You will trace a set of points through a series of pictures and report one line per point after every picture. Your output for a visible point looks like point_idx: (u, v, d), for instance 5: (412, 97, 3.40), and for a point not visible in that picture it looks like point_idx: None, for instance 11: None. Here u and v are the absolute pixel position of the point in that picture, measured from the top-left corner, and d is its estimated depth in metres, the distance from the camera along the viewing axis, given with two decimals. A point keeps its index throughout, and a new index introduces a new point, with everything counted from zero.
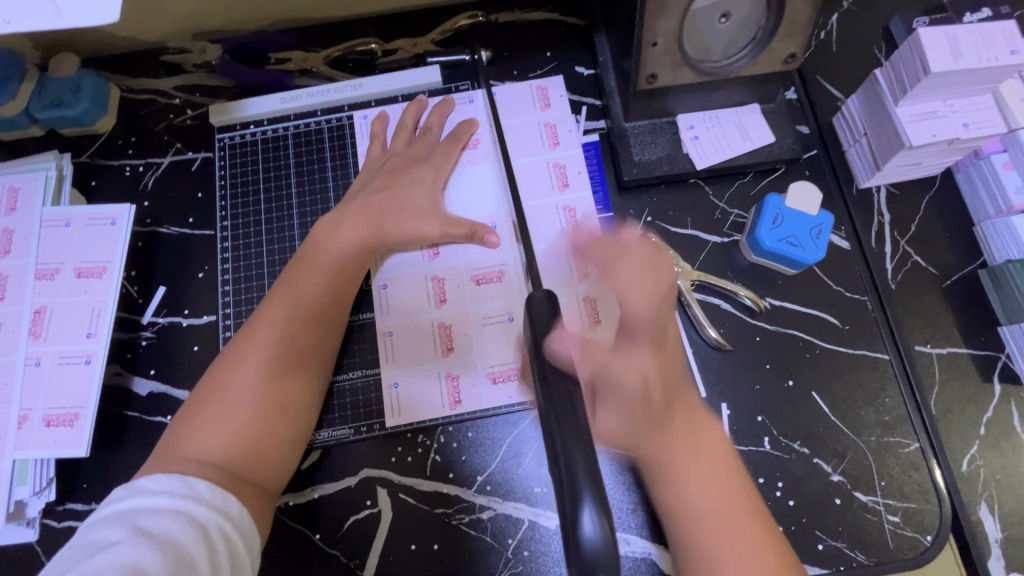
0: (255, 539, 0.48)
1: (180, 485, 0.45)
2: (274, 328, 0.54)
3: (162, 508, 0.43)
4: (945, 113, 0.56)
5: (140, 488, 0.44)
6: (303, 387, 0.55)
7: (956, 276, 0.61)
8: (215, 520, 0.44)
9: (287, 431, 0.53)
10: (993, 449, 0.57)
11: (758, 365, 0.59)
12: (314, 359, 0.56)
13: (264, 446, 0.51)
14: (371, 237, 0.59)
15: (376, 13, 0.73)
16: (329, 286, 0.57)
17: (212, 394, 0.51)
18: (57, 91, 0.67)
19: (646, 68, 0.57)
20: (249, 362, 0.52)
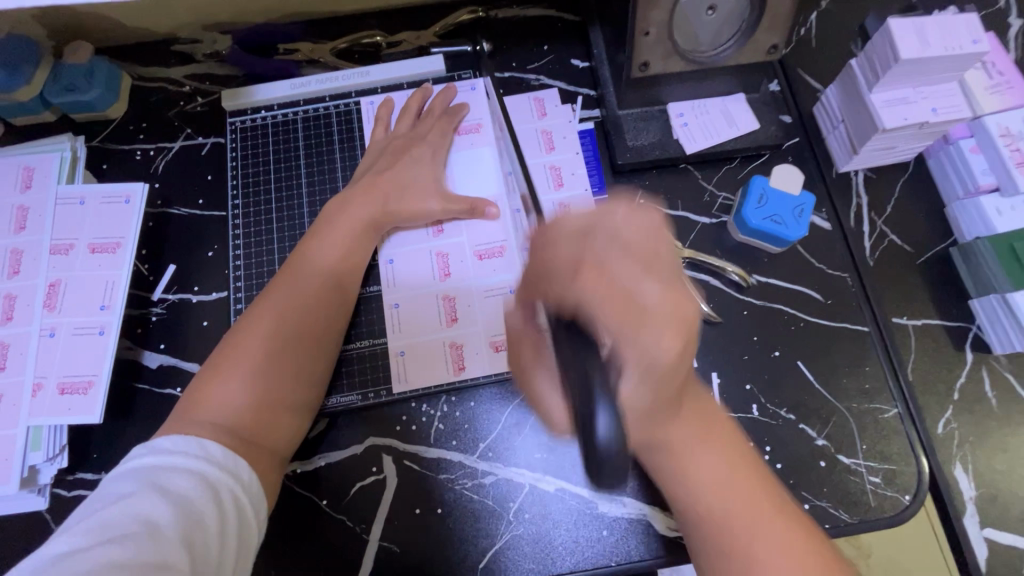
0: (264, 503, 0.49)
1: (194, 445, 0.46)
2: (285, 300, 0.57)
3: (177, 467, 0.45)
4: (914, 99, 0.61)
5: (156, 446, 0.46)
6: (312, 356, 0.57)
7: (929, 253, 0.65)
8: (226, 482, 0.46)
9: (298, 399, 0.55)
10: (966, 414, 0.60)
11: (745, 337, 0.63)
12: (324, 330, 0.58)
13: (274, 412, 0.53)
14: (376, 215, 0.62)
15: (381, 7, 0.76)
16: (337, 261, 0.60)
17: (226, 362, 0.53)
18: (70, 77, 0.69)
19: (638, 57, 0.61)
20: (263, 331, 0.55)
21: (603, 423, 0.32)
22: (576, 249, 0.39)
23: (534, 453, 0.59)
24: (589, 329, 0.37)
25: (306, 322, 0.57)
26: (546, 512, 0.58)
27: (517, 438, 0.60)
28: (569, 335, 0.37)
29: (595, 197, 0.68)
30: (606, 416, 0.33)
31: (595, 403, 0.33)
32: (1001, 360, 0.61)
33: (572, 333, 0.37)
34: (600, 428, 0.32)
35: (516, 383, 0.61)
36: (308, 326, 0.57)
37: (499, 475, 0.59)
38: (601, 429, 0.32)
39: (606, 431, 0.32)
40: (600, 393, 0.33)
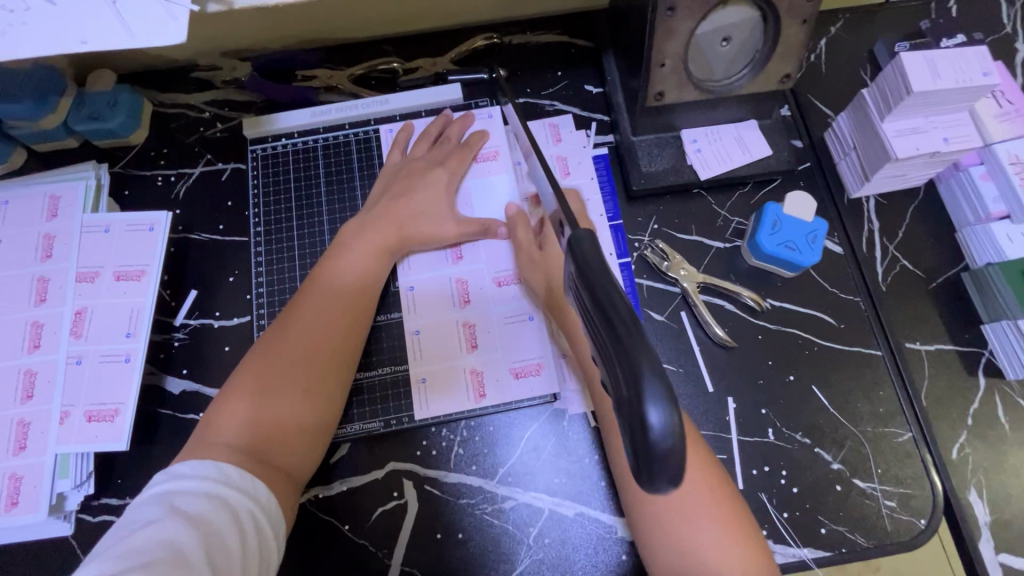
0: (282, 523, 0.50)
1: (213, 469, 0.47)
2: (298, 323, 0.58)
3: (197, 491, 0.46)
4: (926, 128, 0.62)
5: (176, 473, 0.47)
6: (328, 380, 0.57)
7: (941, 277, 0.66)
8: (245, 503, 0.47)
9: (311, 422, 0.56)
10: (979, 438, 0.61)
11: (760, 362, 0.63)
12: (338, 352, 0.58)
13: (287, 434, 0.54)
14: (390, 240, 0.63)
15: (398, 34, 0.77)
16: (352, 287, 0.61)
17: (240, 384, 0.54)
18: (94, 105, 0.70)
19: (653, 86, 0.62)
20: (275, 353, 0.56)
21: (656, 418, 0.29)
22: (605, 274, 0.34)
23: (553, 478, 0.60)
24: (619, 301, 0.32)
25: (321, 346, 0.57)
26: (565, 536, 0.58)
27: (536, 462, 0.60)
28: (600, 313, 0.33)
29: (611, 222, 0.69)
30: (659, 402, 0.29)
31: (645, 400, 0.29)
32: (1013, 384, 0.62)
33: (611, 308, 0.32)
34: (654, 420, 0.29)
35: (535, 408, 0.62)
36: (322, 349, 0.57)
37: (519, 499, 0.59)
38: (653, 423, 0.29)
39: (659, 421, 0.29)
40: (654, 394, 0.29)
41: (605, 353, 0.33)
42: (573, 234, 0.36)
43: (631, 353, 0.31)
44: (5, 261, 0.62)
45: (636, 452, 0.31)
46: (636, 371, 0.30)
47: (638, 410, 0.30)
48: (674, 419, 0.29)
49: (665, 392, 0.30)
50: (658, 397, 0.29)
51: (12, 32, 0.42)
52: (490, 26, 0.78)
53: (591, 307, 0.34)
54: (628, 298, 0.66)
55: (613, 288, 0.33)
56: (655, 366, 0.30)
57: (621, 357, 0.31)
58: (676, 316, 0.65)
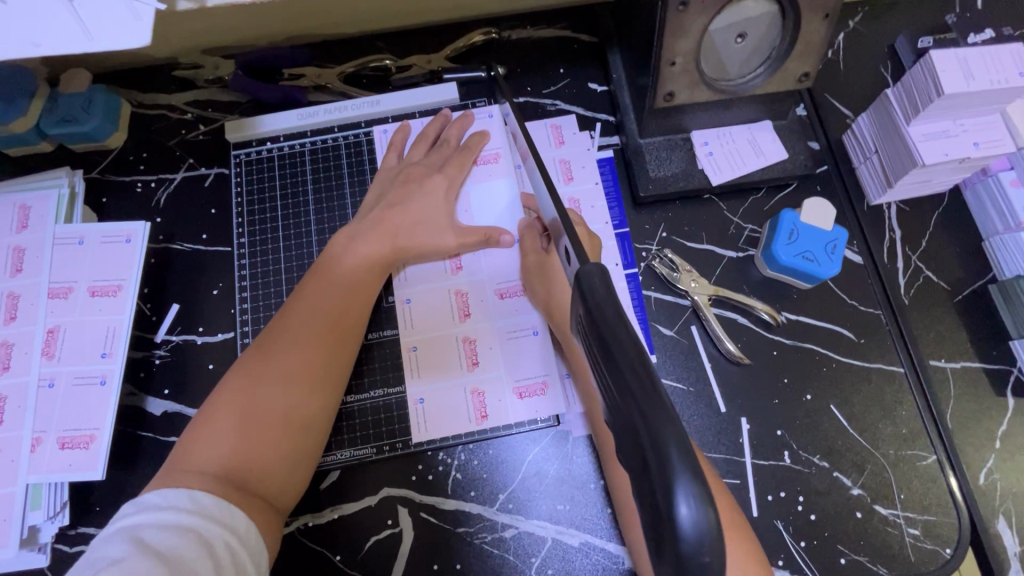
0: (262, 553, 0.46)
1: (186, 499, 0.44)
2: (283, 340, 0.54)
3: (167, 523, 0.42)
4: (955, 132, 0.58)
5: (146, 503, 0.44)
6: (315, 402, 0.53)
7: (967, 290, 0.62)
8: (219, 533, 0.43)
9: (294, 448, 0.52)
10: (1008, 462, 0.57)
11: (775, 380, 0.60)
12: (325, 372, 0.54)
13: (269, 462, 0.50)
14: (384, 251, 0.59)
15: (391, 29, 0.73)
16: (342, 302, 0.57)
17: (219, 406, 0.51)
18: (67, 107, 0.66)
19: (663, 87, 0.58)
20: (257, 373, 0.52)
21: (685, 507, 0.26)
22: (621, 325, 0.31)
23: (557, 505, 0.57)
24: (637, 360, 0.29)
25: (308, 364, 0.54)
26: (570, 567, 0.55)
27: (538, 488, 0.57)
28: (616, 376, 0.30)
29: (617, 231, 0.65)
30: (691, 492, 0.26)
31: (672, 488, 0.26)
32: None
33: (631, 374, 0.29)
34: (684, 517, 0.26)
35: (537, 430, 0.58)
36: (308, 368, 0.54)
37: (521, 528, 0.56)
38: (682, 516, 0.26)
39: (691, 517, 0.26)
40: (684, 483, 0.26)
41: (623, 422, 0.30)
42: (581, 269, 0.33)
43: (654, 425, 0.27)
44: None
45: (662, 543, 0.28)
46: (661, 454, 0.27)
47: (667, 502, 0.27)
48: (707, 515, 0.26)
49: (693, 474, 0.27)
50: (687, 480, 0.26)
51: None
52: (489, 21, 0.73)
53: (603, 362, 0.31)
54: (636, 312, 0.62)
55: (632, 349, 0.30)
56: (682, 437, 0.27)
57: (643, 432, 0.28)
58: (686, 330, 0.62)
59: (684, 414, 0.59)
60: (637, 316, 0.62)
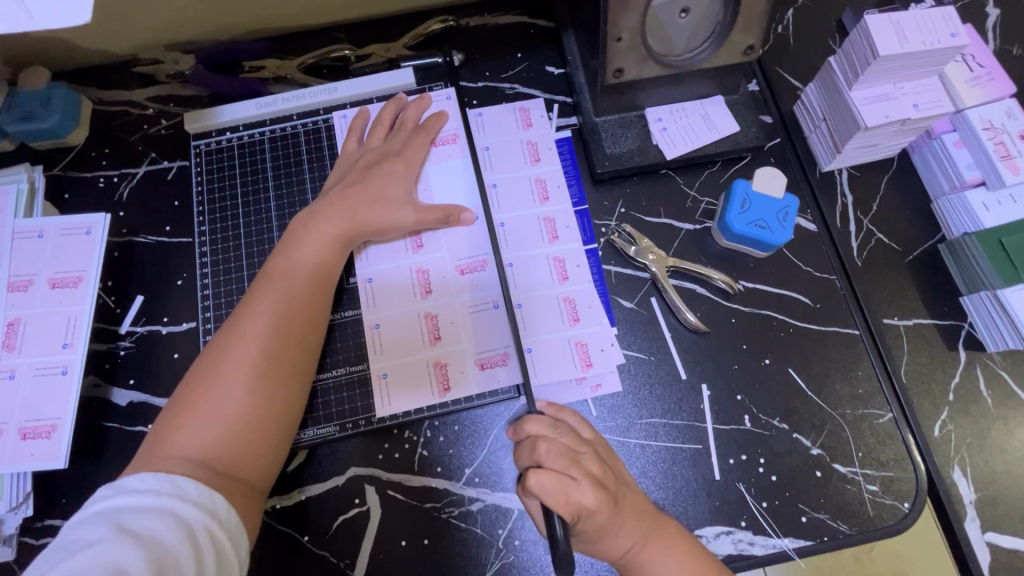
0: (244, 540, 0.47)
1: (166, 483, 0.44)
2: (253, 323, 0.54)
3: (150, 508, 0.42)
4: (895, 95, 0.59)
5: (125, 487, 0.43)
6: (289, 381, 0.54)
7: (918, 251, 0.64)
8: (202, 520, 0.44)
9: (273, 428, 0.52)
10: (962, 416, 0.59)
11: (734, 346, 0.61)
12: (298, 353, 0.55)
13: (249, 443, 0.50)
14: (340, 229, 0.59)
15: (349, 19, 0.74)
16: (311, 280, 0.57)
17: (193, 394, 0.50)
18: (26, 104, 0.66)
19: (612, 63, 0.60)
20: (231, 357, 0.52)
21: None
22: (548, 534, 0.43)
23: None
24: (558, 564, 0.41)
25: (278, 344, 0.54)
26: (537, 536, 0.56)
27: (504, 461, 0.58)
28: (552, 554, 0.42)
29: (577, 209, 0.66)
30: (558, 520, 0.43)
31: None
32: (995, 357, 0.60)
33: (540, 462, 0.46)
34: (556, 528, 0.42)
35: (501, 404, 0.59)
36: (282, 351, 0.54)
37: (487, 501, 0.56)
38: None
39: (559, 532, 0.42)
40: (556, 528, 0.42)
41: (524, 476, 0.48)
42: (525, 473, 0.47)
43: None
44: None
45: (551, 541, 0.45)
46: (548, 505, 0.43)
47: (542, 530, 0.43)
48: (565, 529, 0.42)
49: None
50: None
51: None
52: (446, 10, 0.75)
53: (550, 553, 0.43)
54: (595, 285, 0.63)
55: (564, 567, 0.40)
56: None
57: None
58: (646, 302, 0.63)
59: (644, 384, 0.60)
60: (597, 290, 0.62)
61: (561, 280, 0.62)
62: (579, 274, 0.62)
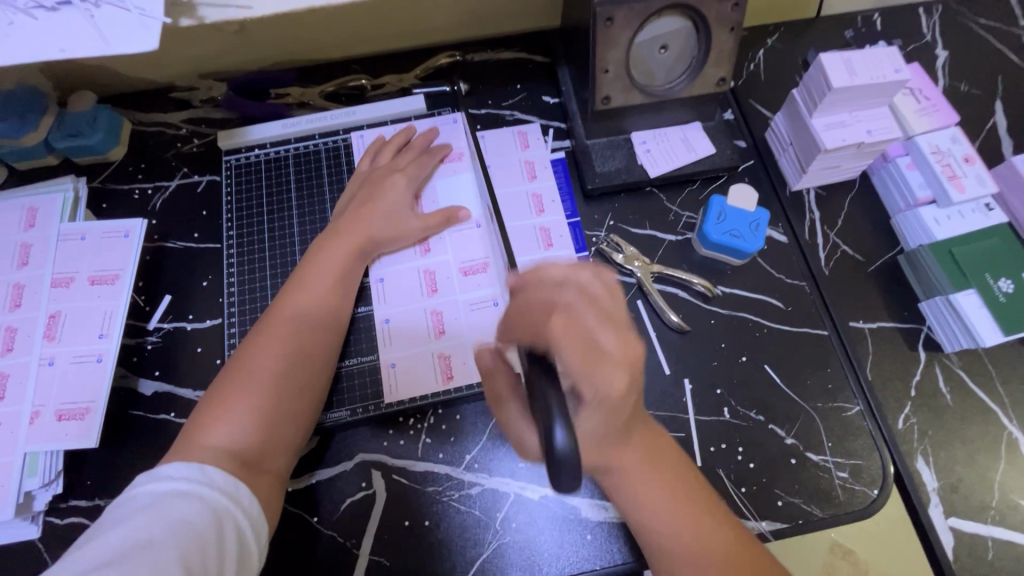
0: (264, 528, 0.50)
1: (196, 471, 0.48)
2: (281, 328, 0.59)
3: (179, 492, 0.46)
4: (851, 122, 0.67)
5: (159, 474, 0.47)
6: (311, 383, 0.58)
7: (879, 260, 0.70)
8: (226, 505, 0.47)
9: (295, 426, 0.56)
10: (924, 409, 0.64)
11: (714, 345, 0.66)
12: (319, 356, 0.60)
13: (275, 438, 0.55)
14: (356, 245, 0.65)
15: (367, 54, 0.83)
16: (330, 291, 0.63)
17: (224, 393, 0.54)
18: (74, 123, 0.73)
19: (601, 92, 0.67)
20: (260, 359, 0.56)
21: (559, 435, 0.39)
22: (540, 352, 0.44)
23: (518, 463, 0.61)
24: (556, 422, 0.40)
25: (303, 348, 0.59)
26: (531, 518, 0.59)
27: (502, 449, 0.62)
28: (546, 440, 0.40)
29: (570, 220, 0.72)
30: (560, 422, 0.39)
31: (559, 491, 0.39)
32: (952, 356, 0.66)
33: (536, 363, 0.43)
34: (557, 436, 0.39)
35: None
36: (306, 354, 0.59)
37: (485, 485, 0.61)
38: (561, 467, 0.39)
39: (563, 440, 0.39)
40: (558, 424, 0.39)
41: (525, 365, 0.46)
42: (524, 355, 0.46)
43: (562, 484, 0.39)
44: None
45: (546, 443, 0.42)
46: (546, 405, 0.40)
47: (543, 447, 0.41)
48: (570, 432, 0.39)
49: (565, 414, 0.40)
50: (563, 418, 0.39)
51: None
52: (454, 46, 0.84)
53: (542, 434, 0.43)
54: None
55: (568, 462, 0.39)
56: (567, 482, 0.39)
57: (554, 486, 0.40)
58: (633, 305, 0.69)
59: None
60: None
61: None
62: None
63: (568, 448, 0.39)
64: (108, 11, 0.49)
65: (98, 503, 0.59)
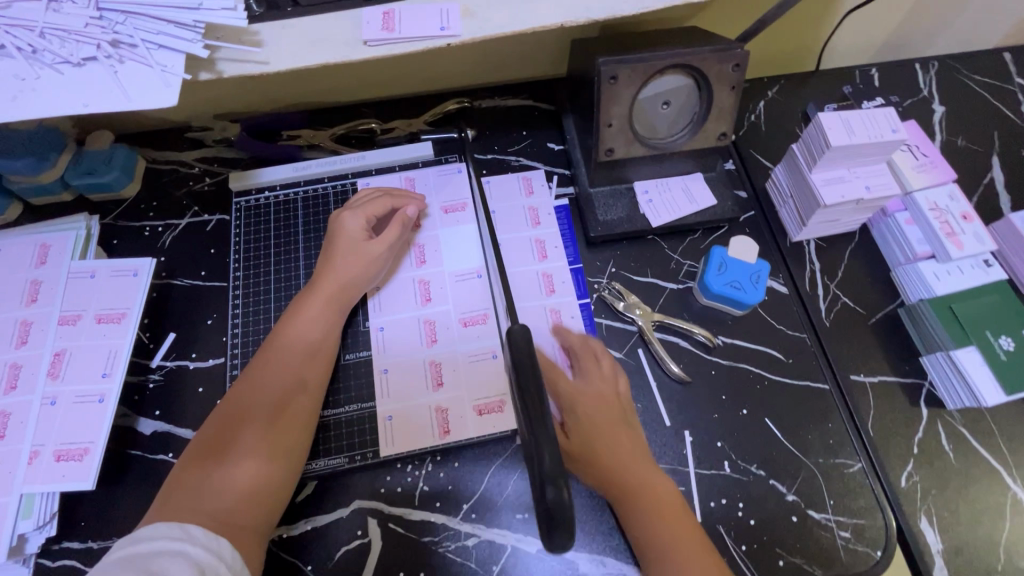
0: None
1: (178, 530, 0.47)
2: (262, 377, 0.58)
3: (163, 550, 0.45)
4: (849, 179, 0.68)
5: (141, 536, 0.46)
6: (293, 431, 0.57)
7: (880, 313, 0.71)
8: (211, 561, 0.46)
9: (279, 476, 0.55)
10: (926, 466, 0.63)
11: (714, 396, 0.66)
12: (302, 403, 0.59)
13: (256, 491, 0.54)
14: (334, 291, 0.63)
15: (378, 98, 0.85)
16: (312, 334, 0.61)
17: (205, 448, 0.54)
18: (91, 162, 0.76)
19: (604, 144, 0.69)
20: (241, 412, 0.56)
21: (551, 490, 0.35)
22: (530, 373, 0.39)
23: (516, 513, 0.61)
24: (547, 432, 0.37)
25: (279, 400, 0.57)
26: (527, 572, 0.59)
27: (500, 499, 0.61)
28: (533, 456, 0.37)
29: (572, 267, 0.73)
30: (553, 473, 0.35)
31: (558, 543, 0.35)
32: (955, 413, 0.65)
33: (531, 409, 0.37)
34: (549, 487, 0.34)
35: (495, 446, 0.64)
36: (288, 401, 0.58)
37: (482, 537, 0.60)
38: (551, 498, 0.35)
39: (555, 492, 0.34)
40: (553, 478, 0.35)
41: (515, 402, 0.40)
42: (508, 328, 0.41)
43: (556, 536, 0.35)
44: None
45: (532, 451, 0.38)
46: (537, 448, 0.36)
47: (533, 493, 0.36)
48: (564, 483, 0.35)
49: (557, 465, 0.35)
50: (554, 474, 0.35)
51: (23, 95, 0.49)
52: (462, 92, 0.86)
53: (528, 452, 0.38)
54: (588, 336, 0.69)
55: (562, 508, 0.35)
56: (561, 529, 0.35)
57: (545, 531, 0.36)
58: (634, 353, 0.69)
59: None
60: None
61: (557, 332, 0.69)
62: (573, 326, 0.69)
63: (563, 501, 0.34)
64: (132, 67, 0.51)
65: (91, 546, 0.59)
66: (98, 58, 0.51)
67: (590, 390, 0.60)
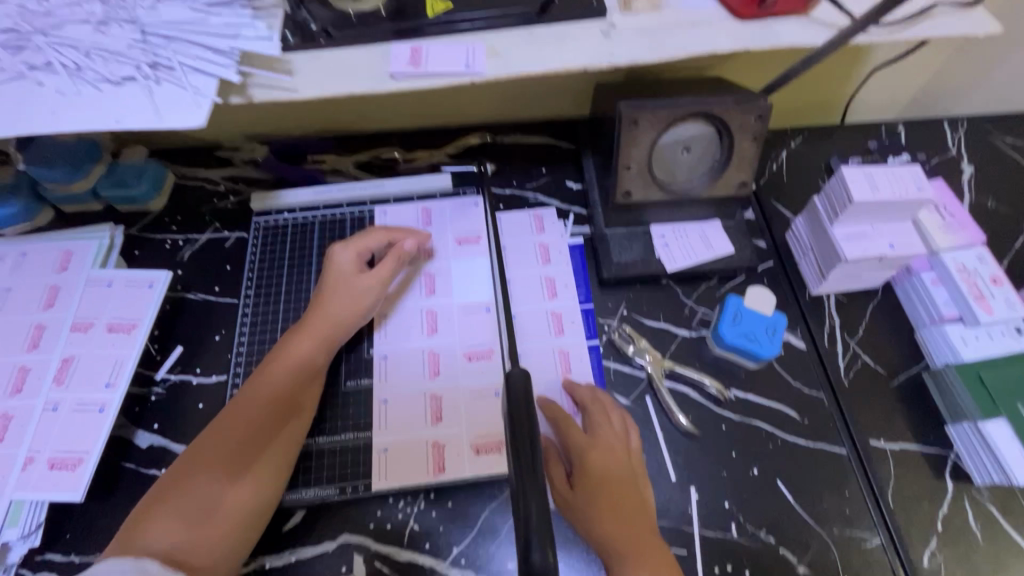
0: None
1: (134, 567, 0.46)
2: (240, 413, 0.57)
3: None
4: (872, 234, 0.67)
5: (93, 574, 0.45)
6: (264, 474, 0.56)
7: (903, 376, 0.68)
8: None
9: (244, 518, 0.54)
10: (951, 547, 0.59)
11: (724, 452, 0.63)
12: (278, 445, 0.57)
13: (217, 531, 0.52)
14: (323, 329, 0.63)
15: (403, 129, 0.87)
16: (293, 375, 0.60)
17: (175, 483, 0.53)
18: (122, 174, 0.78)
19: (621, 186, 0.69)
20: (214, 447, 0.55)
21: (538, 551, 0.32)
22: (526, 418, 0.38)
23: (507, 562, 0.58)
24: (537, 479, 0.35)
25: (258, 443, 0.56)
26: None
27: (493, 546, 0.59)
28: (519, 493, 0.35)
29: (583, 307, 0.72)
30: (539, 533, 0.33)
31: None
32: (983, 491, 0.61)
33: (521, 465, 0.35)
34: (534, 550, 0.32)
35: (490, 489, 0.61)
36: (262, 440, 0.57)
37: None
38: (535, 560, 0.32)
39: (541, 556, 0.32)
40: (538, 539, 0.33)
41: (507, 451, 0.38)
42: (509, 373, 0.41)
43: None
44: (11, 308, 0.67)
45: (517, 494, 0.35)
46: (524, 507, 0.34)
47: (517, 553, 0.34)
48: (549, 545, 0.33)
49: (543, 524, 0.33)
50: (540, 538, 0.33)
51: (64, 109, 0.52)
52: (485, 127, 0.88)
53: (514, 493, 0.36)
54: (595, 379, 0.67)
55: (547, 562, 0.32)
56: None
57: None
58: (641, 400, 0.67)
59: None
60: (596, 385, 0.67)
61: (564, 374, 0.67)
62: (581, 368, 0.67)
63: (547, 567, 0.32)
64: (168, 89, 0.53)
65: (73, 560, 0.58)
66: (136, 78, 0.53)
67: (600, 446, 0.58)
